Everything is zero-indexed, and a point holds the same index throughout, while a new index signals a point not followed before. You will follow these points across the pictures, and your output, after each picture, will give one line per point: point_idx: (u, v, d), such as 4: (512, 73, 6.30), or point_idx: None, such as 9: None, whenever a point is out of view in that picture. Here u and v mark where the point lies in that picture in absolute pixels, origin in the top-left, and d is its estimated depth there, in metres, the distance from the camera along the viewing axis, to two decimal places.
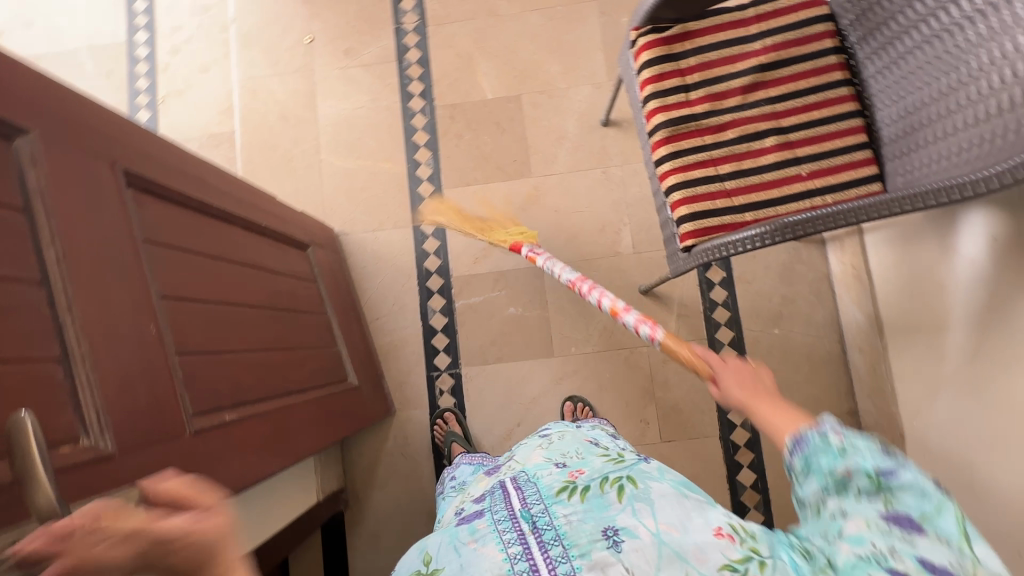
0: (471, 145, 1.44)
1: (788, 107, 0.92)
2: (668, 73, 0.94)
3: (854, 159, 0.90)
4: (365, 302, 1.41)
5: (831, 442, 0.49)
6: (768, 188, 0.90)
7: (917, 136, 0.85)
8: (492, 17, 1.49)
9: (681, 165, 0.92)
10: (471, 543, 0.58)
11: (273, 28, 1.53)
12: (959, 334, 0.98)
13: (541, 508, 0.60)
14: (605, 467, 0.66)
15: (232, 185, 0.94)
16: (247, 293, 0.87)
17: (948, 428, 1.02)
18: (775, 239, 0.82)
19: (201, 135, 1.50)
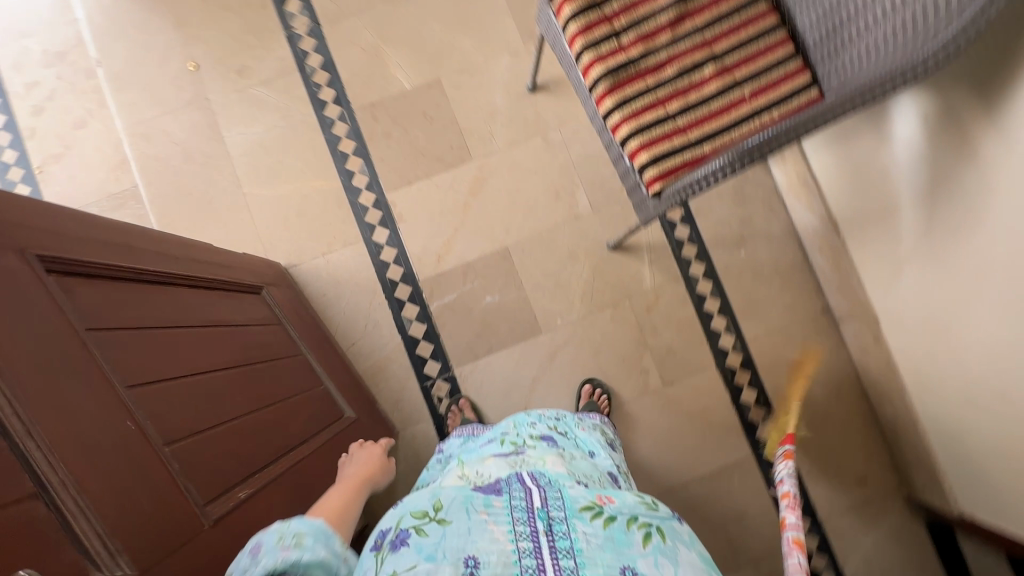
0: (402, 142, 1.37)
1: (716, 33, 0.93)
2: (595, 23, 0.92)
3: (787, 71, 0.93)
4: (336, 331, 1.32)
5: None
6: (718, 116, 0.91)
7: (840, 36, 0.88)
8: (387, 3, 1.40)
9: (630, 113, 0.91)
10: (483, 513, 0.60)
11: (148, 63, 1.37)
12: (908, 215, 1.05)
13: (562, 516, 0.61)
14: (637, 504, 0.65)
15: (164, 243, 0.84)
16: (219, 355, 0.80)
17: (917, 300, 1.10)
18: (742, 164, 0.82)
19: (98, 198, 1.33)
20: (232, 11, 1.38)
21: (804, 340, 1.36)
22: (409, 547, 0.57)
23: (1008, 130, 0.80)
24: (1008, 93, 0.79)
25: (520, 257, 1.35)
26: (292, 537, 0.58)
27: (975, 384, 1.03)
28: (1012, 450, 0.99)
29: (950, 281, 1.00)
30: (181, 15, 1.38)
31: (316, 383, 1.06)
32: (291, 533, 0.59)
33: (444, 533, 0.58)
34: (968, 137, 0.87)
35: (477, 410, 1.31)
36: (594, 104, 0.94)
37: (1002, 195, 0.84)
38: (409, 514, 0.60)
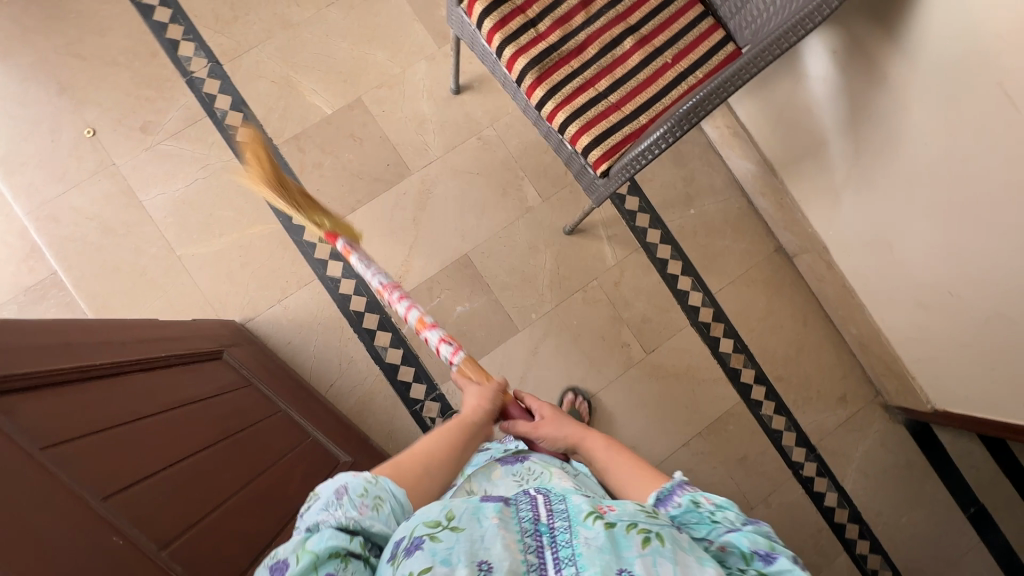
0: (336, 169, 1.31)
1: (628, 5, 0.94)
2: (509, 15, 0.91)
3: (701, 30, 0.95)
4: (310, 376, 1.27)
5: (705, 509, 0.55)
6: (647, 86, 0.92)
7: None
8: (288, 29, 1.33)
9: (563, 99, 0.91)
10: (494, 518, 0.51)
11: (38, 137, 1.25)
12: (835, 146, 1.11)
13: (566, 524, 0.51)
14: (638, 511, 0.53)
15: (104, 330, 0.78)
16: (195, 436, 0.74)
17: (858, 224, 1.17)
18: (682, 130, 0.83)
19: (15, 294, 1.22)
20: (121, 66, 1.28)
21: (766, 281, 1.41)
22: (423, 552, 0.47)
23: (912, 49, 0.86)
24: (909, 14, 0.84)
25: (482, 260, 1.33)
26: (372, 496, 0.53)
27: (929, 287, 1.09)
28: (971, 340, 1.07)
29: (884, 200, 1.07)
30: (63, 79, 1.26)
31: (303, 436, 1.01)
32: (373, 491, 0.53)
33: (456, 541, 0.47)
34: (877, 64, 0.93)
35: None
36: (525, 97, 0.93)
37: (917, 109, 0.91)
38: (421, 523, 0.49)
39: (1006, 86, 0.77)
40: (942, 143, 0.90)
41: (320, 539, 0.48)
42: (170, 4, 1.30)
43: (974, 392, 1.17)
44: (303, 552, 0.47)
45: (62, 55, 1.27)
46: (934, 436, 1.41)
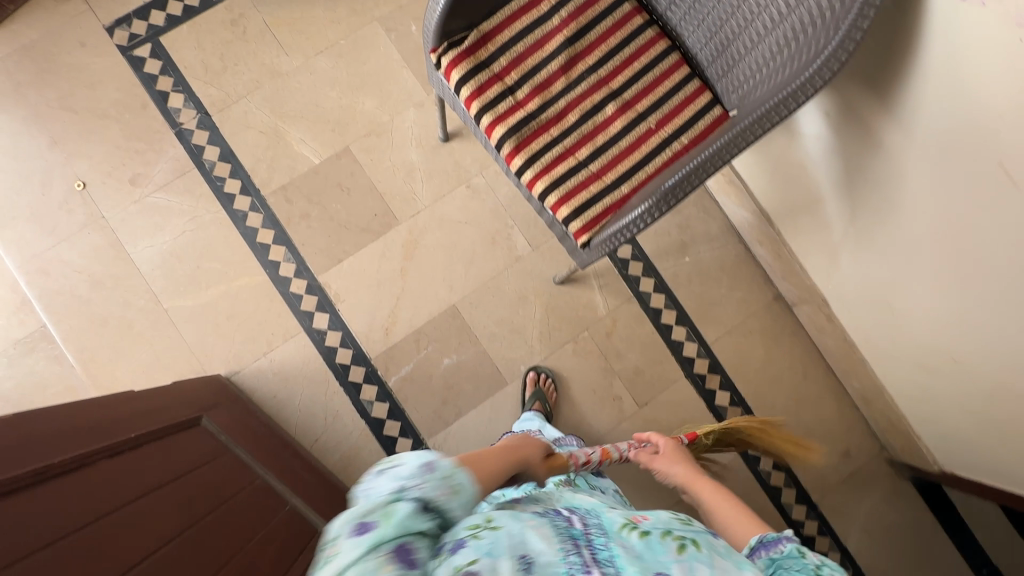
0: (323, 220, 1.30)
1: (610, 68, 0.91)
2: (487, 82, 0.89)
3: (686, 93, 0.92)
4: (295, 430, 1.25)
5: (808, 559, 0.59)
6: (628, 154, 0.89)
7: (731, 52, 0.88)
8: (277, 78, 1.32)
9: (542, 168, 0.88)
10: (530, 521, 0.55)
11: (30, 190, 1.26)
12: (832, 204, 1.06)
13: (601, 531, 0.58)
14: (672, 520, 0.61)
15: (69, 419, 0.77)
16: (154, 533, 0.73)
17: (858, 281, 1.12)
18: (664, 208, 0.80)
19: (6, 346, 1.22)
20: (111, 118, 1.29)
21: (764, 332, 1.37)
22: (467, 547, 0.48)
23: (906, 117, 0.82)
24: (903, 84, 0.80)
25: (470, 311, 1.31)
26: (454, 480, 0.49)
27: (930, 352, 1.04)
28: (978, 409, 1.01)
29: (885, 262, 1.02)
30: (55, 132, 1.27)
31: (280, 507, 1.00)
32: (456, 477, 0.50)
33: (497, 536, 0.50)
34: (871, 128, 0.89)
35: None
36: (503, 163, 0.90)
37: (915, 178, 0.86)
38: (460, 526, 0.52)
39: (1008, 167, 0.72)
40: (937, 215, 0.86)
41: (403, 502, 0.45)
42: (160, 55, 1.31)
43: (981, 460, 1.11)
44: (389, 520, 0.44)
45: (54, 108, 1.28)
46: (942, 495, 1.34)
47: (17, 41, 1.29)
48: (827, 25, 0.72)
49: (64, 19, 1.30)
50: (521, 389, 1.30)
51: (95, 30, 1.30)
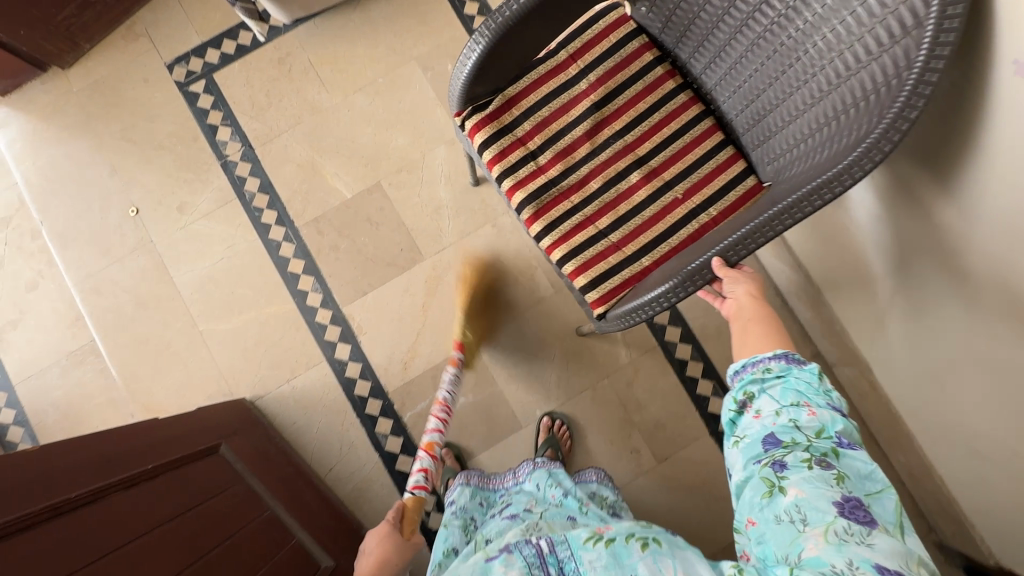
0: (351, 253, 1.34)
1: (638, 134, 0.89)
2: (509, 147, 0.89)
3: (718, 162, 0.88)
4: (311, 458, 1.28)
5: (819, 385, 0.63)
6: (653, 224, 0.86)
7: (767, 122, 0.83)
8: (316, 114, 1.38)
9: (560, 236, 0.87)
10: (500, 568, 0.69)
11: (89, 213, 1.36)
12: (881, 275, 0.99)
13: (570, 554, 0.70)
14: (634, 527, 0.73)
15: (86, 450, 0.83)
16: (159, 566, 0.77)
17: (906, 358, 1.03)
18: (688, 290, 0.76)
19: (58, 357, 1.32)
20: (165, 149, 1.38)
21: None
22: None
23: (963, 199, 0.74)
24: (960, 165, 0.73)
25: (488, 350, 1.30)
26: None
27: (978, 441, 0.94)
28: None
29: (935, 344, 0.93)
30: (115, 161, 1.38)
31: (286, 540, 1.02)
32: None
33: None
34: (925, 207, 0.81)
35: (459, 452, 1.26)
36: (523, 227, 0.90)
37: (973, 266, 0.78)
38: None
39: None
40: (993, 306, 0.77)
41: None
42: (212, 91, 1.39)
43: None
44: None
45: (116, 138, 1.38)
46: None
47: (89, 76, 1.40)
48: (871, 107, 0.66)
49: (132, 56, 1.41)
50: (535, 436, 1.27)
51: (157, 67, 1.40)
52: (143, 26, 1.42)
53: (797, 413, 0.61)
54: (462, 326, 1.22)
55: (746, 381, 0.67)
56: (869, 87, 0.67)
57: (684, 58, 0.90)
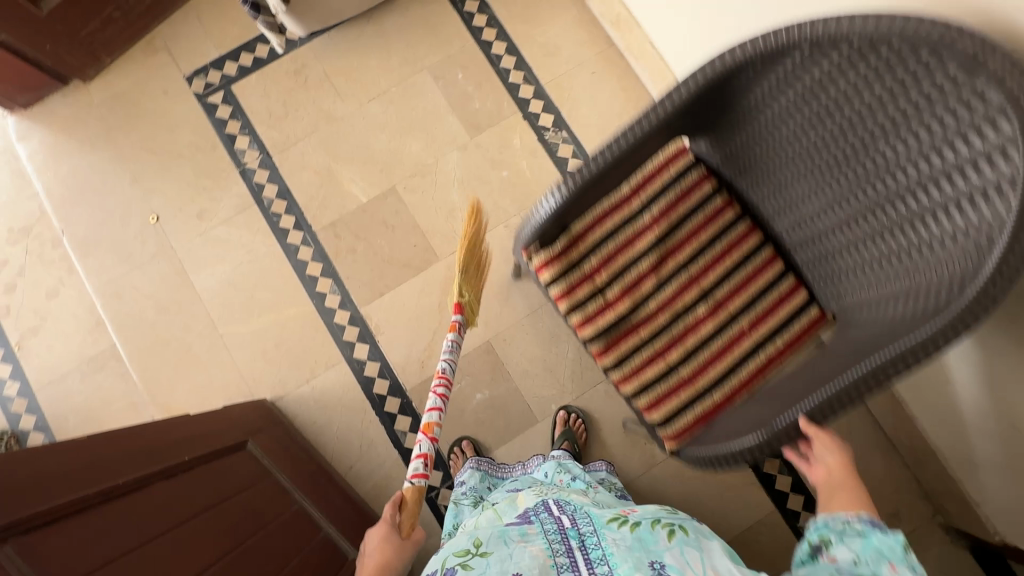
0: (368, 255, 1.37)
1: (699, 267, 0.93)
2: (577, 283, 0.92)
3: (781, 292, 0.92)
4: (332, 456, 1.30)
5: (906, 553, 0.59)
6: (719, 358, 0.91)
7: (827, 259, 0.87)
8: (332, 122, 1.43)
9: (630, 371, 0.91)
10: (520, 539, 0.67)
11: (110, 221, 1.39)
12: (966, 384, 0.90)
13: (592, 530, 0.70)
14: (660, 513, 0.74)
15: (129, 441, 0.86)
16: (205, 551, 0.79)
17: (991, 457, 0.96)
18: (775, 448, 0.75)
19: (79, 363, 1.34)
20: (185, 158, 1.42)
21: None
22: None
23: None
24: None
25: (503, 347, 1.34)
26: None
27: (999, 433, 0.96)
28: None
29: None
30: (135, 170, 1.41)
31: (315, 533, 1.05)
32: None
33: (488, 563, 0.64)
34: None
35: (478, 447, 1.29)
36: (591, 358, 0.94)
37: None
38: (453, 553, 0.67)
39: None
40: None
41: None
42: (230, 102, 1.44)
43: None
44: None
45: (137, 148, 1.42)
46: None
47: (110, 89, 1.44)
48: (941, 274, 0.69)
49: (152, 70, 1.45)
50: (550, 430, 1.30)
51: (176, 79, 1.45)
52: (162, 41, 1.47)
53: (876, 566, 0.58)
54: (461, 284, 1.07)
55: (825, 527, 0.65)
56: (934, 247, 0.71)
57: (740, 189, 0.94)
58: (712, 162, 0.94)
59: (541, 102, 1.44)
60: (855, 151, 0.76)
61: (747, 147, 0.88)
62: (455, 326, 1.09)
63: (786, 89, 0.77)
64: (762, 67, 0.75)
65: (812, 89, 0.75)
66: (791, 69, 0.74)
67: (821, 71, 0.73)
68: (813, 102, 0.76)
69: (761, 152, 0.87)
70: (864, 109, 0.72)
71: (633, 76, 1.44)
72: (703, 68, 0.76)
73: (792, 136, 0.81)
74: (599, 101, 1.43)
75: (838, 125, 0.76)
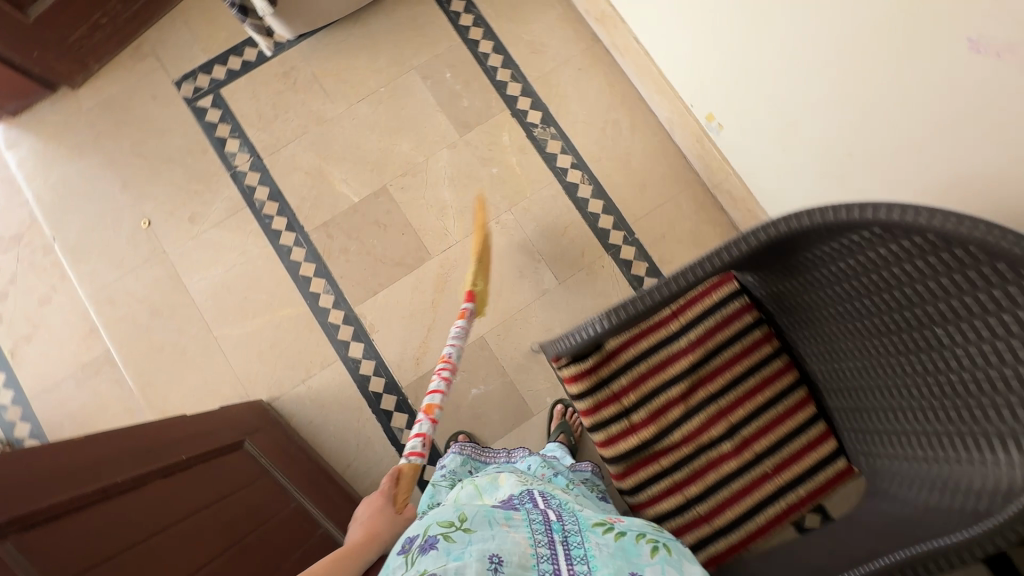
0: (361, 254, 1.38)
1: (732, 400, 0.89)
2: (603, 401, 0.89)
3: (809, 438, 0.89)
4: (329, 455, 1.31)
5: None
6: (740, 498, 0.87)
7: (868, 418, 0.82)
8: (321, 124, 1.43)
9: (646, 500, 0.88)
10: (505, 524, 0.64)
11: (102, 227, 1.40)
12: None
13: (577, 529, 0.67)
14: (646, 526, 0.70)
15: (124, 440, 0.87)
16: (204, 547, 0.80)
17: None
18: None
19: (72, 369, 1.34)
20: (175, 162, 1.42)
21: None
22: (438, 549, 0.59)
23: None
24: None
25: (497, 342, 1.35)
26: None
27: None
28: None
29: None
30: (126, 176, 1.41)
31: (314, 528, 1.06)
32: None
33: (470, 540, 0.60)
34: None
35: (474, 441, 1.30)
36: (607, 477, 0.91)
37: None
38: (436, 522, 0.62)
39: None
40: None
41: None
42: (220, 105, 1.44)
43: None
44: None
45: (127, 154, 1.42)
46: None
47: (99, 95, 1.45)
48: (987, 476, 0.62)
49: (140, 75, 1.46)
50: (546, 423, 1.31)
51: (165, 84, 1.45)
52: (149, 46, 1.47)
53: None
54: (474, 273, 1.12)
55: None
56: (969, 446, 0.66)
57: (785, 325, 0.92)
58: (760, 295, 0.92)
59: (529, 100, 1.45)
60: (900, 329, 0.72)
61: (799, 294, 0.84)
62: (466, 313, 1.11)
63: (848, 255, 0.72)
64: (826, 233, 0.71)
65: (866, 264, 0.71)
66: (846, 244, 0.70)
67: (879, 252, 0.68)
68: (867, 277, 0.72)
69: (811, 302, 0.83)
70: (918, 294, 0.67)
71: (619, 71, 1.46)
72: (769, 226, 0.72)
73: (842, 299, 0.77)
74: (586, 96, 1.45)
75: (886, 301, 0.71)
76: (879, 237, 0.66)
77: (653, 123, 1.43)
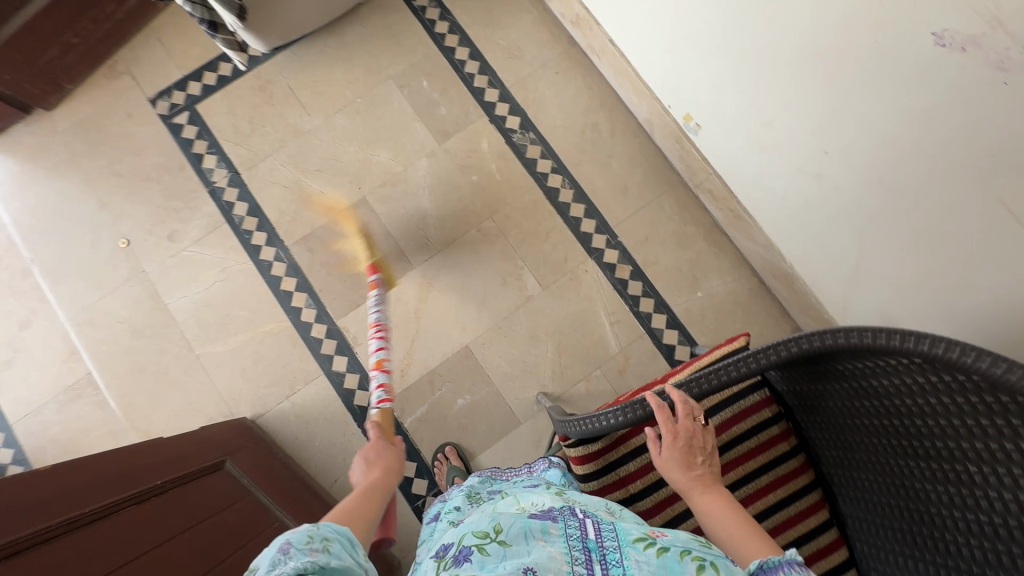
0: (341, 267, 1.37)
1: (741, 497, 0.86)
2: (609, 486, 0.87)
3: (820, 544, 0.84)
4: (315, 471, 1.29)
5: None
6: None
7: (885, 541, 0.77)
8: (298, 137, 1.42)
9: None
10: (540, 538, 0.58)
11: (82, 249, 1.38)
12: None
13: (615, 545, 0.58)
14: (691, 540, 0.59)
15: (93, 468, 0.85)
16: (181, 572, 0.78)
17: None
18: None
19: (55, 393, 1.32)
20: (153, 180, 1.41)
21: None
22: (471, 563, 0.56)
23: None
24: None
25: (482, 352, 1.33)
26: (319, 541, 0.54)
27: None
28: None
29: None
30: (104, 196, 1.40)
31: None
32: (317, 537, 0.54)
33: (504, 554, 0.56)
34: None
35: (463, 454, 1.28)
36: None
37: None
38: (472, 534, 0.59)
39: None
40: None
41: None
42: (196, 122, 1.43)
43: None
44: None
45: (104, 173, 1.41)
46: None
47: (74, 116, 1.44)
48: None
49: (115, 94, 1.45)
50: (538, 432, 1.30)
51: (141, 103, 1.44)
52: (124, 65, 1.46)
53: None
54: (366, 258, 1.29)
55: None
56: None
57: (805, 423, 0.87)
58: (781, 389, 0.87)
59: (507, 105, 1.44)
60: (925, 455, 0.66)
61: (820, 400, 0.79)
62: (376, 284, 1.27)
63: (878, 377, 0.66)
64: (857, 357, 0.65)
65: (893, 384, 0.64)
66: (873, 363, 0.64)
67: (908, 379, 0.63)
68: (894, 405, 0.66)
69: (832, 411, 0.78)
70: (943, 426, 0.62)
71: (597, 74, 1.45)
72: (791, 340, 0.65)
73: (865, 417, 0.72)
74: (564, 100, 1.44)
75: (907, 426, 0.66)
76: (909, 364, 0.61)
77: (633, 126, 1.43)
